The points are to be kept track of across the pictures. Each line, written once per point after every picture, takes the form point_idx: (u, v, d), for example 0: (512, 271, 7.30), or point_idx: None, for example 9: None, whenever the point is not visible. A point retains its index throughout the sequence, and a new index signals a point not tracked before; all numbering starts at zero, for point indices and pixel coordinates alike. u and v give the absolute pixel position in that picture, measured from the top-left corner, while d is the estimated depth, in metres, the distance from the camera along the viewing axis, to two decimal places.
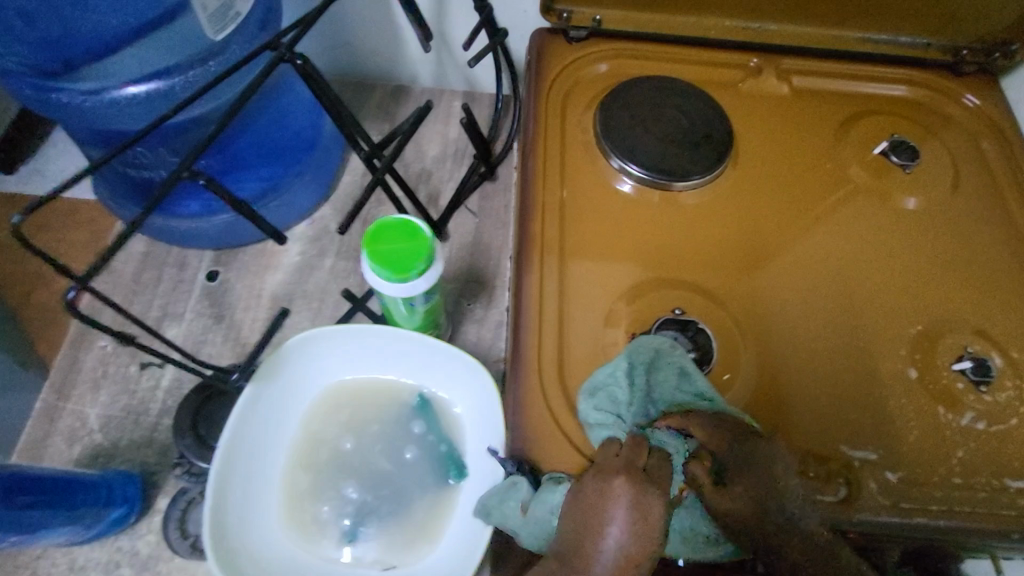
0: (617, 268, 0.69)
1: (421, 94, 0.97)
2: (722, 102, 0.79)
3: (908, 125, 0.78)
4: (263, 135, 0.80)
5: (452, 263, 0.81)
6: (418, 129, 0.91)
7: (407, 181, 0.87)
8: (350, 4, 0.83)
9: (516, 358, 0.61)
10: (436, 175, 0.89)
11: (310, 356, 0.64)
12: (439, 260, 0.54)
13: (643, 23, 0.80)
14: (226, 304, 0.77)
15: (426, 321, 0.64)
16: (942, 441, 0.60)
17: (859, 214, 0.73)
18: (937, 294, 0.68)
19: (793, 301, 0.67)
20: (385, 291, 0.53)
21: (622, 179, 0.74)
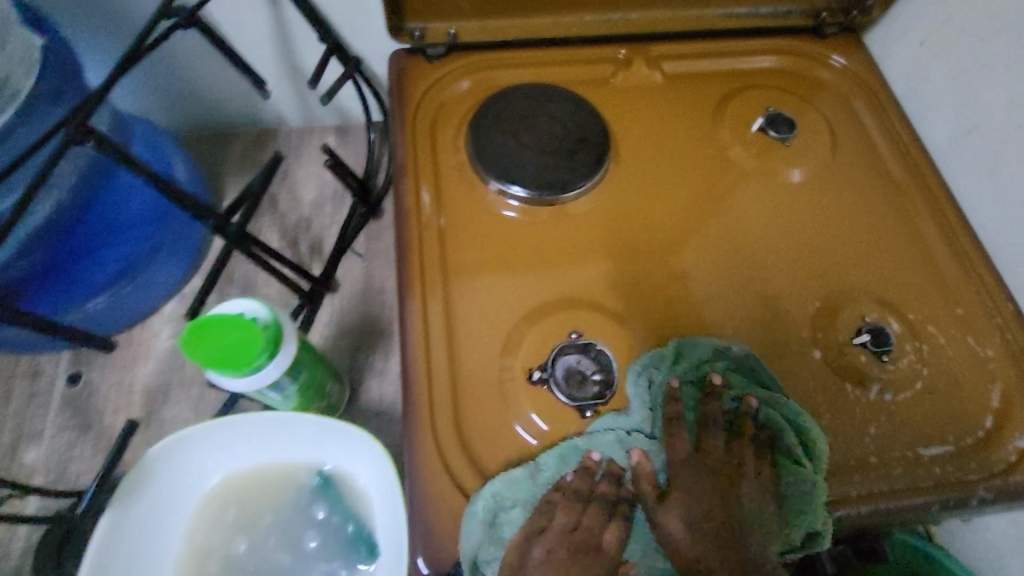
0: (511, 296, 0.65)
1: (288, 135, 0.91)
2: (594, 101, 0.76)
3: (783, 95, 0.77)
4: (108, 218, 0.88)
5: (344, 317, 0.77)
6: (291, 176, 0.85)
7: (286, 235, 0.81)
8: (182, 53, 0.75)
9: (407, 423, 0.57)
10: (316, 223, 0.82)
11: (173, 466, 0.59)
12: (287, 339, 0.50)
13: (502, 30, 0.75)
14: (90, 412, 0.87)
15: (307, 396, 0.59)
16: (854, 418, 0.59)
17: (747, 197, 0.72)
18: (834, 266, 0.68)
19: (692, 300, 0.66)
20: (236, 385, 0.48)
21: (506, 202, 0.70)
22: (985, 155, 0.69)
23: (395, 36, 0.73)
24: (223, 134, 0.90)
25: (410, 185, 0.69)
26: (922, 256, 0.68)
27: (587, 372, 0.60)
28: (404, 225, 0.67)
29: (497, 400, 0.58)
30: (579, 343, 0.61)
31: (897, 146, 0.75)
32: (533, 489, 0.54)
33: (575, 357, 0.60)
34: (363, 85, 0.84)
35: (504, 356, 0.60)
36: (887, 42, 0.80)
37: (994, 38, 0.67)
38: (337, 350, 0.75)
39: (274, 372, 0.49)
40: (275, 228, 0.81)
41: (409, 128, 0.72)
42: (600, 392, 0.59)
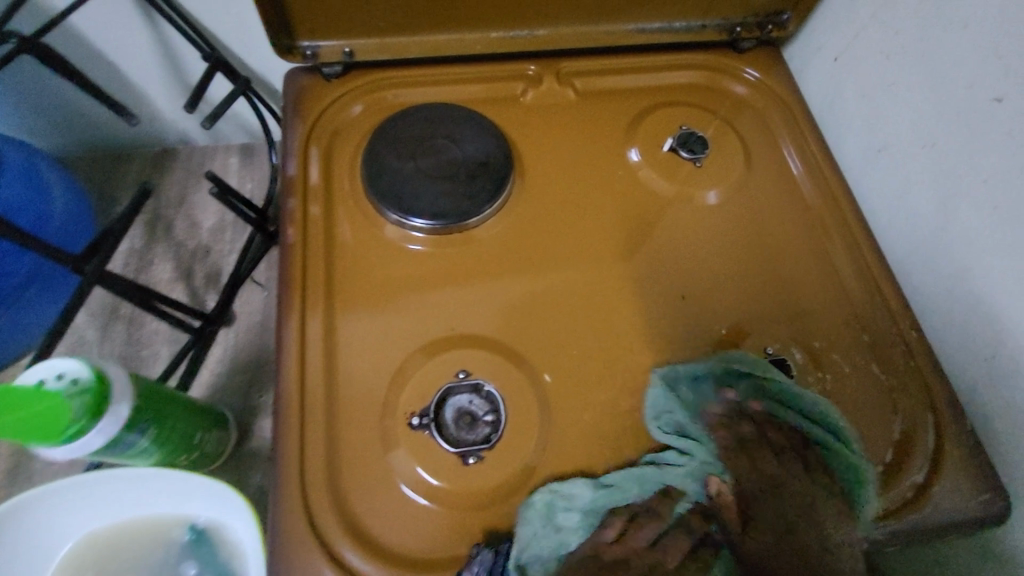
0: (402, 332, 0.61)
1: (188, 155, 0.98)
2: (503, 121, 0.74)
3: (698, 113, 0.76)
4: None
5: (237, 348, 0.84)
6: (192, 199, 0.92)
7: (182, 261, 0.88)
8: (54, 85, 0.85)
9: (273, 475, 0.54)
10: (217, 250, 0.90)
11: (32, 526, 0.59)
12: (116, 404, 0.49)
13: (401, 48, 0.72)
14: None
15: (171, 445, 0.58)
16: None
17: (656, 217, 0.70)
18: (740, 289, 0.67)
19: (593, 328, 0.64)
20: (48, 454, 0.46)
21: (405, 232, 0.66)
22: (898, 175, 0.67)
23: (286, 55, 0.69)
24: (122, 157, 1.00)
25: (295, 215, 0.65)
26: (828, 280, 0.67)
27: (477, 413, 0.57)
28: (287, 260, 0.63)
29: (376, 446, 0.55)
30: (465, 383, 0.58)
31: (810, 164, 0.74)
32: (596, 500, 0.54)
33: (466, 397, 0.58)
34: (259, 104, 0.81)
35: (386, 399, 0.57)
36: (805, 56, 0.78)
37: (901, 54, 0.65)
38: (228, 387, 0.82)
39: (99, 438, 0.48)
40: (172, 252, 0.89)
41: (300, 153, 0.68)
42: (489, 435, 0.56)
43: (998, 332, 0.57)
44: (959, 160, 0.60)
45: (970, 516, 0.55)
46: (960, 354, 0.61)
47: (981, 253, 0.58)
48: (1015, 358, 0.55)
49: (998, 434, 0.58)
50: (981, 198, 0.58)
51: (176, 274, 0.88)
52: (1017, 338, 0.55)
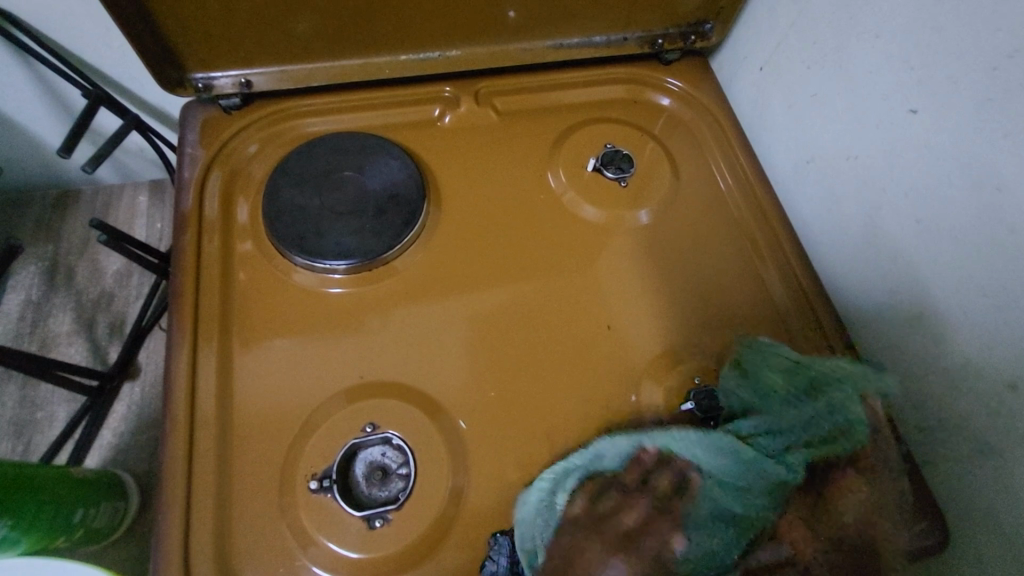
0: (307, 383, 0.57)
1: (90, 197, 0.98)
2: (418, 147, 0.70)
3: (623, 129, 0.73)
4: None
5: (143, 400, 0.86)
6: (97, 248, 0.95)
7: (85, 312, 0.91)
8: None
9: (154, 552, 0.50)
10: (119, 296, 0.93)
11: None
12: None
13: (303, 76, 0.68)
14: None
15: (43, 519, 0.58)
16: None
17: (579, 239, 0.67)
18: (666, 311, 0.64)
19: (511, 362, 0.60)
20: None
21: (317, 274, 0.62)
22: (826, 189, 0.65)
23: (177, 89, 0.66)
24: (18, 199, 0.96)
25: (189, 264, 0.61)
26: (761, 302, 0.65)
27: (390, 466, 0.54)
28: (178, 313, 0.58)
29: (272, 515, 0.51)
30: (373, 438, 0.54)
31: (738, 178, 0.72)
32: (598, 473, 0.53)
33: (377, 450, 0.54)
34: (157, 137, 0.78)
35: (286, 459, 0.54)
36: (732, 66, 0.76)
37: (819, 65, 0.63)
38: (132, 448, 0.83)
39: None
40: (72, 303, 0.91)
41: (198, 194, 0.65)
42: (398, 492, 0.52)
43: (929, 354, 0.55)
44: (881, 174, 0.58)
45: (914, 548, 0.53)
46: (897, 376, 0.59)
47: (907, 271, 0.56)
48: (948, 380, 0.53)
49: (937, 460, 0.56)
50: (901, 213, 0.56)
51: (78, 324, 0.90)
52: (948, 358, 0.53)
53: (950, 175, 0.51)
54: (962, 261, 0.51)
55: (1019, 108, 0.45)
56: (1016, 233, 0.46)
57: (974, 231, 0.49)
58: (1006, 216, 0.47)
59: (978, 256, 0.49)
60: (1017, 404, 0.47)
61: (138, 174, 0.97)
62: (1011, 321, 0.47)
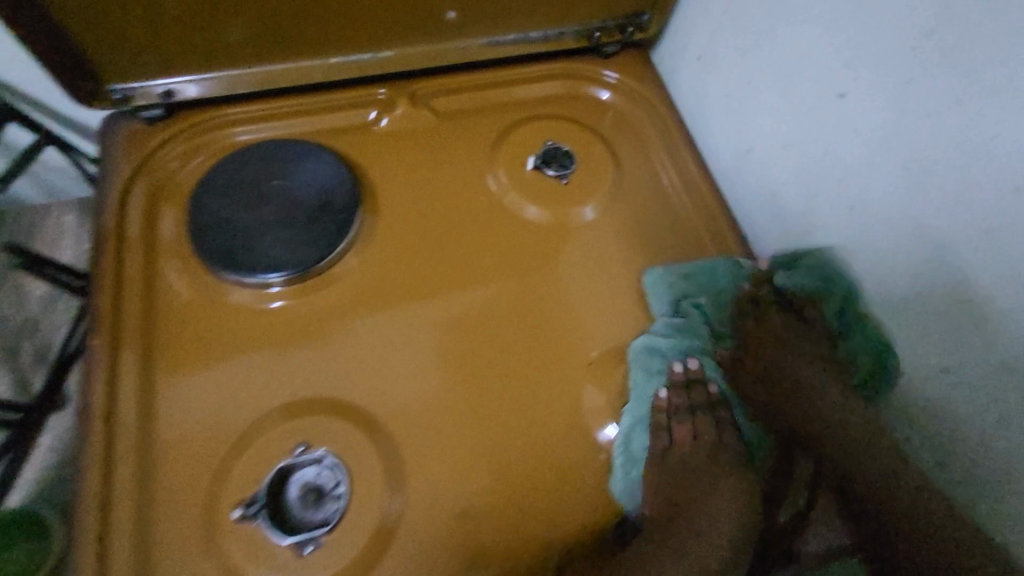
0: (235, 401, 0.55)
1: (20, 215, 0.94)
2: (353, 152, 0.68)
3: (564, 125, 0.71)
4: None
5: None
6: (22, 277, 0.94)
7: (9, 342, 0.89)
8: None
9: None
10: (44, 324, 0.91)
11: None
12: None
13: (228, 84, 0.66)
14: None
15: None
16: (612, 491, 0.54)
17: (520, 236, 0.66)
18: (610, 306, 0.63)
19: (451, 368, 0.58)
20: None
21: (259, 291, 0.60)
22: (766, 176, 0.65)
23: (92, 101, 0.63)
24: None
25: (107, 284, 0.58)
26: None
27: (325, 487, 0.52)
28: (97, 334, 0.56)
29: (198, 545, 0.49)
30: (305, 459, 0.52)
31: (681, 169, 0.71)
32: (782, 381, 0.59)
33: (311, 471, 0.52)
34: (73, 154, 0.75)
35: (213, 483, 0.51)
36: (672, 58, 0.75)
37: (753, 52, 0.62)
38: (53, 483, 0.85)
39: None
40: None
41: (118, 211, 0.62)
42: (333, 513, 0.50)
43: None
44: (816, 160, 0.57)
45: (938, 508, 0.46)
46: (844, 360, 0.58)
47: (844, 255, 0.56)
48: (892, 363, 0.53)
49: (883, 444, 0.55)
50: (838, 197, 0.56)
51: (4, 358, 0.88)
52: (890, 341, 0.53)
53: (880, 161, 0.51)
54: (895, 247, 0.51)
55: (937, 89, 0.45)
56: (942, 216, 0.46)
57: (905, 207, 0.49)
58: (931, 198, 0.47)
59: (911, 231, 0.48)
60: (984, 354, 0.44)
61: (66, 193, 0.94)
62: (946, 306, 0.47)
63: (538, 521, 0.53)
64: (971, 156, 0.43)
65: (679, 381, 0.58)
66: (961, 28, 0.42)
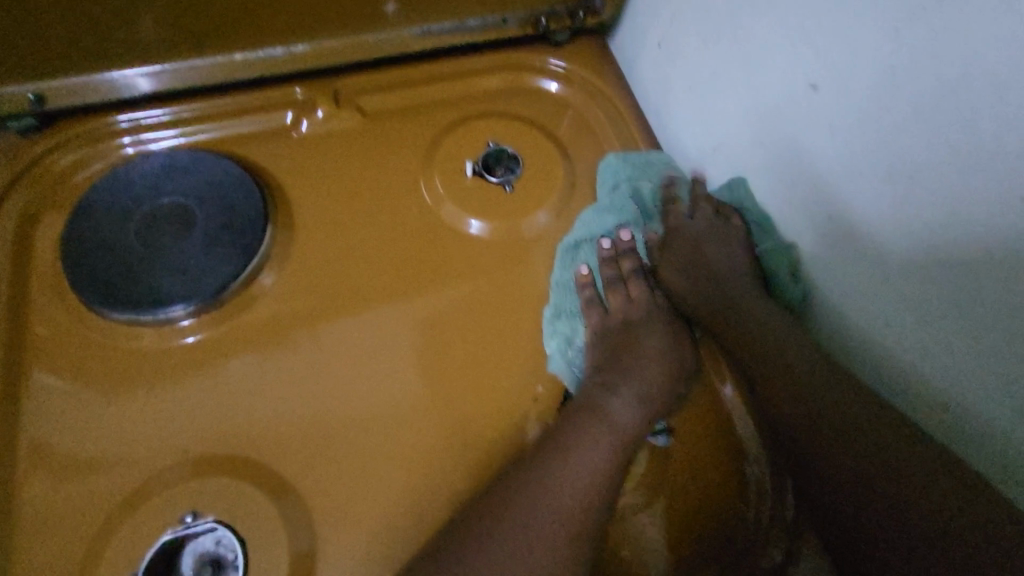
0: (115, 462, 0.47)
1: None
2: (267, 162, 0.60)
3: (507, 123, 0.64)
4: None
5: None
6: None
7: None
8: None
9: None
10: None
11: None
12: None
13: (114, 87, 0.56)
14: None
15: None
16: None
17: (456, 253, 0.58)
18: (557, 331, 0.55)
19: (374, 409, 0.51)
20: None
21: (170, 329, 0.52)
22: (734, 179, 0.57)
23: None
24: None
25: None
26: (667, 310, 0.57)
27: (219, 563, 0.44)
28: None
29: None
30: (197, 528, 0.44)
31: None
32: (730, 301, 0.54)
33: (207, 541, 0.44)
34: None
35: (83, 565, 0.43)
36: (629, 45, 0.67)
37: (716, 36, 0.54)
38: None
39: None
40: None
41: None
42: None
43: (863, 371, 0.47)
44: (793, 170, 0.50)
45: (924, 479, 0.38)
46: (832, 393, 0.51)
47: (828, 279, 0.49)
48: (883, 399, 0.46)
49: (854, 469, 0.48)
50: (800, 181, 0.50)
51: None
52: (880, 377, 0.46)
53: (861, 169, 0.44)
54: (883, 270, 0.44)
55: (919, 79, 0.38)
56: (941, 232, 0.39)
57: (869, 195, 0.44)
58: (924, 209, 0.40)
59: (872, 215, 0.44)
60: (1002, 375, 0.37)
61: None
62: (945, 336, 0.40)
63: None
64: (939, 150, 0.38)
65: (608, 254, 0.59)
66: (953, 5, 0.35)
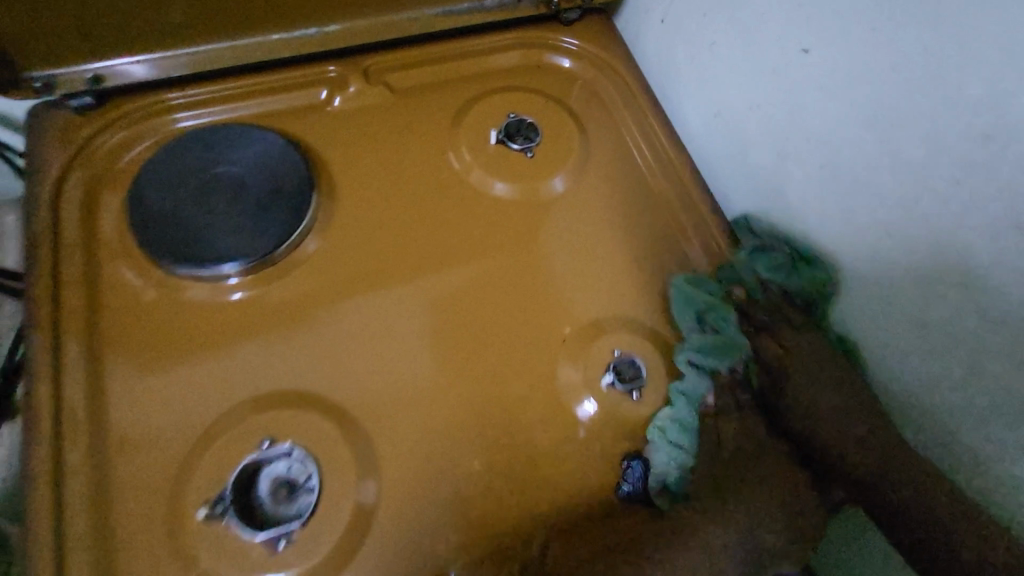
0: (193, 401, 0.52)
1: None
2: (307, 134, 0.65)
3: (526, 96, 0.69)
4: None
5: None
6: None
7: None
8: None
9: None
10: None
11: None
12: None
13: (166, 66, 0.62)
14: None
15: None
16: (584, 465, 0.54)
17: (484, 215, 0.64)
18: (580, 281, 0.61)
19: (419, 351, 0.57)
20: None
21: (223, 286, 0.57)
22: (734, 141, 0.63)
23: (11, 90, 0.58)
24: None
25: (47, 286, 0.54)
26: (678, 262, 0.64)
27: (296, 481, 0.50)
28: (36, 341, 0.52)
29: (164, 551, 0.47)
30: (275, 452, 0.50)
31: (648, 138, 0.70)
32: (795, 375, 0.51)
33: (282, 466, 0.50)
34: None
35: (173, 488, 0.49)
36: (634, 22, 0.73)
37: (714, 11, 0.60)
38: None
39: None
40: None
41: (52, 209, 0.58)
42: (306, 507, 0.49)
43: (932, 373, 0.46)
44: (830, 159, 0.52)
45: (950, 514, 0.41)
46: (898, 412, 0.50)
47: (886, 274, 0.49)
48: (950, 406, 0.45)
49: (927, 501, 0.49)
50: (826, 206, 0.54)
51: None
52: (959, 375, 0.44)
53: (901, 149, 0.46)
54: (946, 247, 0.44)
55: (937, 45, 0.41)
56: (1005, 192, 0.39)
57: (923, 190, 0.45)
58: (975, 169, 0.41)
59: (927, 207, 0.45)
60: None
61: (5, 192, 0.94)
62: (1011, 301, 0.40)
63: (518, 500, 0.52)
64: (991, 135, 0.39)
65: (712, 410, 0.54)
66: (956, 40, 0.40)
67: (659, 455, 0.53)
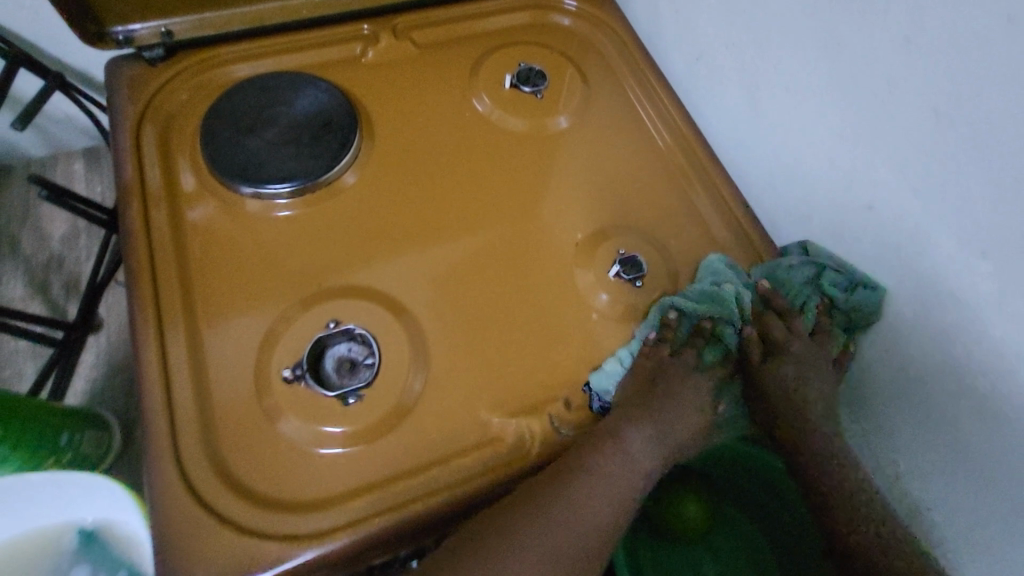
0: (266, 297, 0.62)
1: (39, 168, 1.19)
2: (347, 82, 0.75)
3: (534, 49, 0.79)
4: None
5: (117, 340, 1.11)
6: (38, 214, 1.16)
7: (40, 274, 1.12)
8: None
9: (144, 453, 0.55)
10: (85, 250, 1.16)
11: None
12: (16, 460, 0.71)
13: (225, 22, 0.73)
14: None
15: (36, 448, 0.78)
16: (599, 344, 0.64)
17: (502, 148, 0.74)
18: (587, 198, 0.72)
19: (453, 255, 0.67)
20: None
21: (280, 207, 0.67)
22: (713, 78, 0.74)
23: (98, 42, 0.69)
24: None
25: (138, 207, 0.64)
26: (671, 184, 0.74)
27: (357, 358, 0.59)
28: (134, 248, 0.62)
29: (252, 412, 0.56)
30: (338, 331, 0.60)
31: (640, 81, 0.80)
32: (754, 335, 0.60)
33: (343, 345, 0.60)
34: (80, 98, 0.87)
35: (257, 363, 0.59)
36: None
37: None
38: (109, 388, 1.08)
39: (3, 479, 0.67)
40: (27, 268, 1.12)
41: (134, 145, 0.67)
42: (367, 376, 0.58)
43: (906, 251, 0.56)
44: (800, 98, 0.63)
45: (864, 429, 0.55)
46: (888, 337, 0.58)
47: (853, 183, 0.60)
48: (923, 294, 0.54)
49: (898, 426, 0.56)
50: (816, 131, 0.63)
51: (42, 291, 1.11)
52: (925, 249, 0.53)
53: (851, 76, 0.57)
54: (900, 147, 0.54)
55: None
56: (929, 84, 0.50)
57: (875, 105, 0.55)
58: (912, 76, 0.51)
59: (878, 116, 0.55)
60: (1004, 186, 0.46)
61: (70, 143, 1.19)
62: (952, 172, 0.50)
63: (545, 372, 0.62)
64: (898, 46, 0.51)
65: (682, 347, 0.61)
66: (956, 47, 0.47)
67: (605, 373, 0.60)
